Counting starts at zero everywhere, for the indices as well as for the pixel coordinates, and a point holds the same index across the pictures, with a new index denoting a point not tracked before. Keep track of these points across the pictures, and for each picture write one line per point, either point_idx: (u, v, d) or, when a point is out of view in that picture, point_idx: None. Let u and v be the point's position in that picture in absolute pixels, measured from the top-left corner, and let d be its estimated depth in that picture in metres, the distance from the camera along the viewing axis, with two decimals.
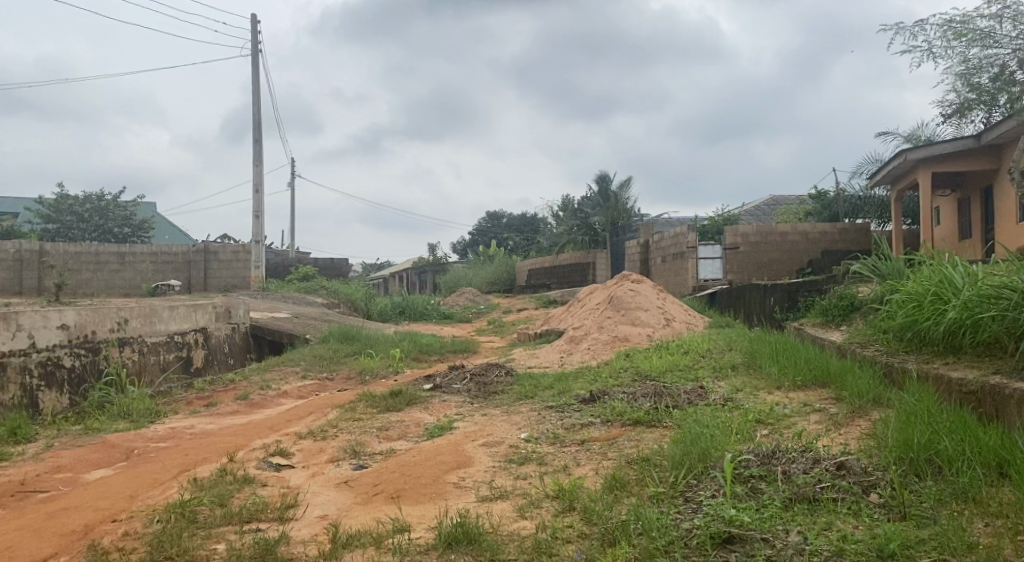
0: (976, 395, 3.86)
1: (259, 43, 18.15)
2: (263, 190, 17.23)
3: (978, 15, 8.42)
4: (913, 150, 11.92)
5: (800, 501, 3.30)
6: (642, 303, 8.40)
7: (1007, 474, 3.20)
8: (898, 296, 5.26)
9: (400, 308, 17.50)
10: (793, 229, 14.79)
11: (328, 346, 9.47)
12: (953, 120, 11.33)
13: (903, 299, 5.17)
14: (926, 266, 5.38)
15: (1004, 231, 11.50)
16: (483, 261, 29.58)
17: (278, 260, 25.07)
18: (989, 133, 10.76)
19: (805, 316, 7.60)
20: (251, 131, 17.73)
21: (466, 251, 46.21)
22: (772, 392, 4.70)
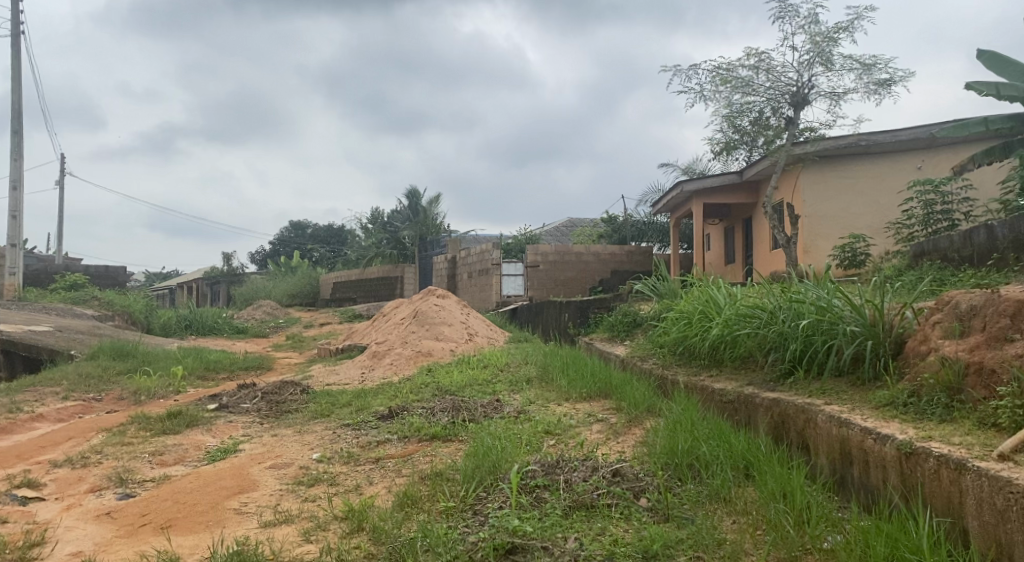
0: (733, 404, 4.47)
1: (23, 22, 16.12)
2: (21, 188, 15.34)
3: (739, 65, 9.55)
4: (690, 181, 13.13)
5: (578, 509, 3.50)
6: (446, 318, 8.52)
7: (751, 475, 3.61)
8: (673, 313, 5.78)
9: (186, 322, 16.36)
10: (586, 250, 15.76)
11: (98, 364, 8.59)
12: (721, 156, 12.79)
13: (676, 317, 5.70)
14: (696, 286, 5.97)
15: (761, 259, 12.95)
16: (284, 272, 28.54)
17: (41, 266, 22.29)
18: (750, 169, 12.30)
19: (595, 331, 8.09)
20: (10, 121, 15.72)
21: (266, 260, 44.21)
22: (561, 404, 4.91)
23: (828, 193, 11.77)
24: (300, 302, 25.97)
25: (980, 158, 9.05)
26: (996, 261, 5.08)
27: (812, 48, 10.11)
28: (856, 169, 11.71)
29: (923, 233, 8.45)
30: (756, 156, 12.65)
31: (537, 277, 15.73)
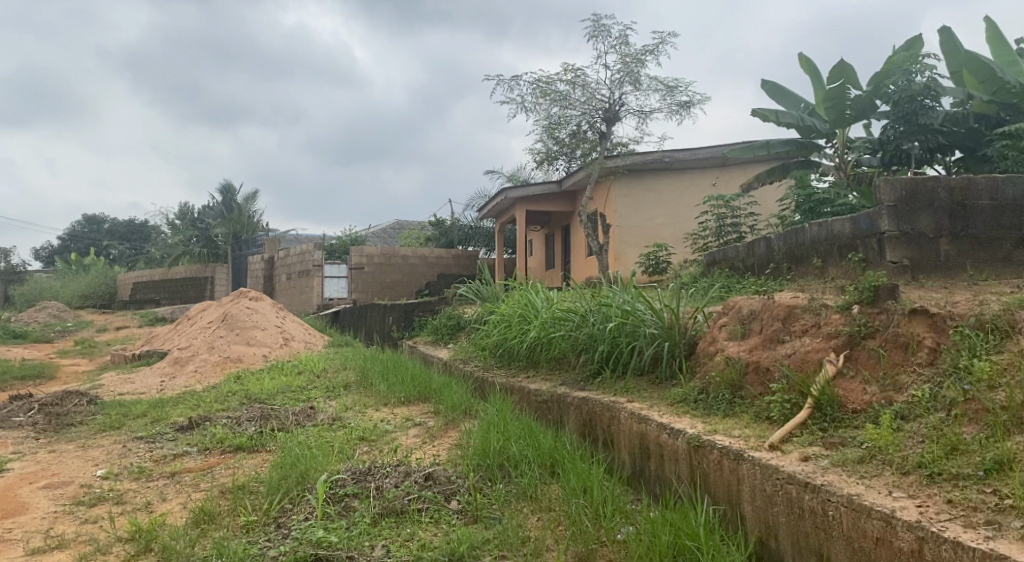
0: (546, 404, 4.70)
1: None
2: None
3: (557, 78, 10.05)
4: (514, 189, 13.41)
5: (388, 516, 3.44)
6: (259, 322, 8.18)
7: (556, 472, 3.74)
8: (494, 317, 5.99)
9: None
10: (413, 254, 16.00)
11: None
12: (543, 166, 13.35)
13: (497, 320, 5.92)
14: (517, 290, 6.22)
15: (578, 266, 13.65)
16: (74, 271, 25.95)
17: None
18: (569, 179, 12.97)
19: (418, 335, 8.14)
20: None
21: (53, 258, 40.04)
22: (379, 409, 4.84)
23: (636, 204, 12.56)
24: (93, 303, 23.83)
25: (763, 177, 10.24)
26: (773, 270, 5.66)
27: (623, 69, 10.80)
28: (660, 182, 12.59)
29: (715, 244, 9.27)
30: (574, 167, 13.36)
31: (361, 279, 15.61)
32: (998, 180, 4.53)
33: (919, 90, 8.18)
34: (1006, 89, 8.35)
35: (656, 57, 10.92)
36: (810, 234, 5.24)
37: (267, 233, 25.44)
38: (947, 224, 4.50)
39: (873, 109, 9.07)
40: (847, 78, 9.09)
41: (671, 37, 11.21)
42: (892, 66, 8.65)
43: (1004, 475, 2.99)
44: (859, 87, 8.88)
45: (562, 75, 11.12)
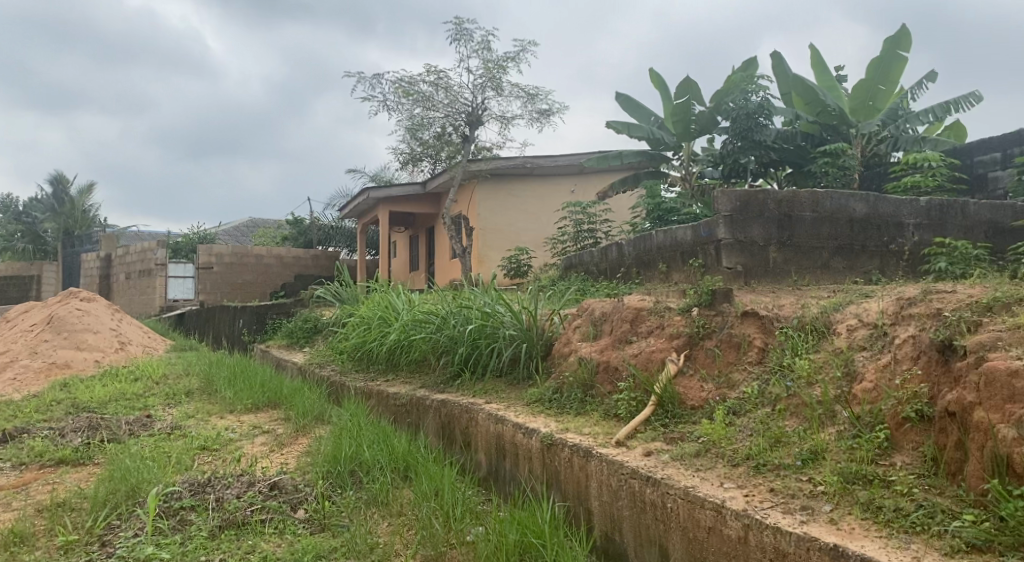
0: (405, 408, 4.67)
1: None
2: None
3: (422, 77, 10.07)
4: (375, 188, 13.22)
5: (228, 528, 3.26)
6: (91, 325, 7.59)
7: (409, 476, 3.71)
8: (353, 319, 5.95)
9: None
10: (268, 253, 15.67)
11: None
12: (407, 167, 13.33)
13: (356, 323, 5.87)
14: (377, 292, 6.23)
15: (443, 269, 13.74)
16: None
17: None
18: (433, 181, 13.04)
19: (273, 338, 7.94)
20: None
21: None
22: (223, 416, 4.62)
23: (499, 208, 12.80)
24: None
25: (617, 186, 10.69)
26: (624, 274, 5.94)
27: (485, 74, 10.97)
28: (523, 189, 12.96)
29: (572, 248, 9.56)
30: (439, 169, 13.46)
31: (209, 279, 15.24)
32: (818, 195, 4.95)
33: (754, 110, 8.78)
34: (828, 111, 9.05)
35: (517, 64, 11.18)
36: (657, 240, 5.52)
37: (106, 230, 23.69)
38: (775, 234, 4.86)
39: (713, 125, 9.70)
40: (691, 95, 9.66)
41: (533, 46, 11.51)
42: (731, 85, 9.22)
43: (817, 464, 3.31)
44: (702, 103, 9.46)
45: (425, 77, 11.14)
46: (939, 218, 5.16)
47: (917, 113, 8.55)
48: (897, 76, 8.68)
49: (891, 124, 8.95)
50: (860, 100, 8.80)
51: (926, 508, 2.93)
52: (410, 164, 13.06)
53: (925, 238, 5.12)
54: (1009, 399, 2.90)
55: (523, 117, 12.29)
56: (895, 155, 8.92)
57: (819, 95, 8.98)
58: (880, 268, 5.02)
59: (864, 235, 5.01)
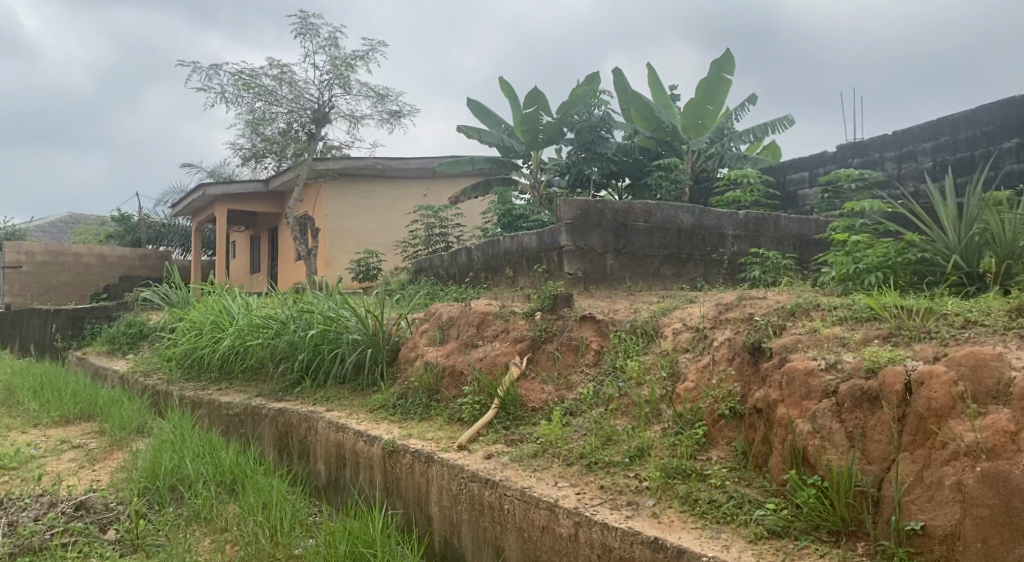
0: (239, 417, 4.52)
1: None
2: None
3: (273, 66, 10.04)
4: (213, 184, 12.81)
5: (22, 555, 2.94)
6: None
7: (236, 489, 3.53)
8: (183, 324, 5.75)
9: None
10: (87, 252, 15.08)
11: None
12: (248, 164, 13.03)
13: (187, 328, 5.66)
14: (210, 297, 6.02)
15: (289, 272, 13.61)
16: None
17: None
18: (277, 178, 12.86)
19: (90, 345, 7.52)
20: None
21: None
22: (24, 432, 4.20)
23: (347, 209, 12.72)
24: None
25: (467, 192, 10.75)
26: (473, 279, 6.02)
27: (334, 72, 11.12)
28: (372, 190, 12.92)
29: (424, 252, 9.56)
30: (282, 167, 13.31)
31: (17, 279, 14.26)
32: (650, 206, 5.23)
33: (597, 123, 9.15)
34: (663, 127, 9.50)
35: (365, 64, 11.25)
36: (503, 246, 5.63)
37: None
38: (612, 242, 5.09)
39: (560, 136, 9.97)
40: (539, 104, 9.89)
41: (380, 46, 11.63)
42: (576, 98, 9.47)
43: (644, 461, 3.47)
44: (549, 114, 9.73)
45: (270, 72, 10.89)
46: (754, 229, 5.58)
47: (739, 133, 9.14)
48: (719, 96, 9.34)
49: (717, 142, 9.44)
50: (692, 119, 9.39)
51: (736, 498, 3.17)
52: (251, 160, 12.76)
53: (743, 248, 5.52)
54: (805, 396, 3.22)
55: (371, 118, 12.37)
56: (720, 171, 9.43)
57: (654, 112, 9.45)
58: (704, 276, 5.36)
59: (691, 245, 5.35)
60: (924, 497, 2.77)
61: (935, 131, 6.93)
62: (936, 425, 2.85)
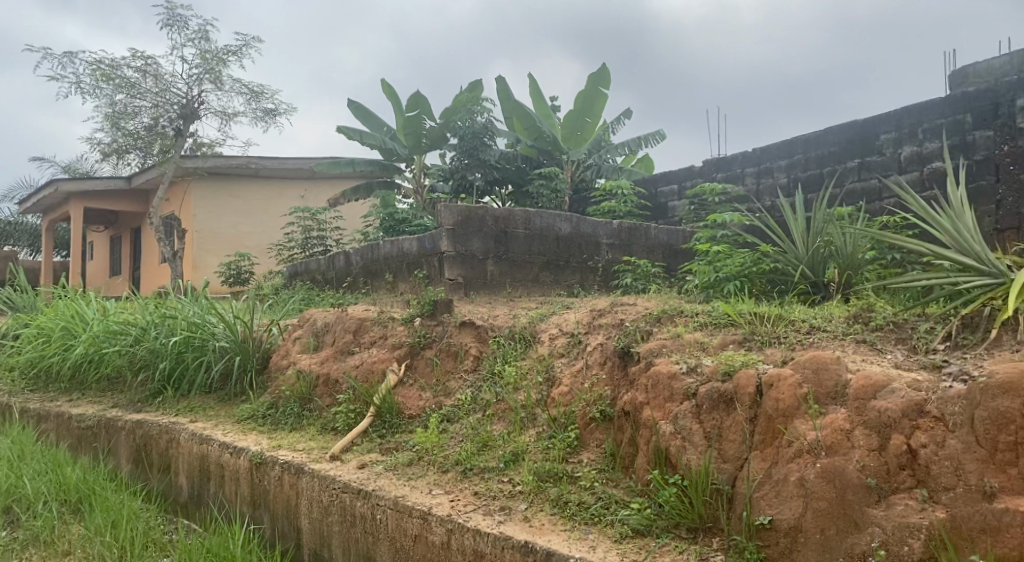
0: (92, 430, 4.32)
1: None
2: None
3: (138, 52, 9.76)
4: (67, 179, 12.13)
5: None
6: None
7: (82, 510, 3.31)
8: (29, 330, 5.40)
9: None
10: None
11: None
12: (110, 160, 12.41)
13: (34, 334, 5.33)
14: (60, 299, 5.67)
15: (150, 276, 13.09)
16: None
17: None
18: (142, 175, 12.33)
19: None
20: None
21: None
22: None
23: (216, 209, 12.53)
24: None
25: (349, 195, 10.52)
26: (351, 283, 5.93)
27: (202, 64, 10.93)
28: (244, 190, 12.80)
29: (300, 256, 9.29)
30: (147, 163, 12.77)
31: None
32: (530, 213, 5.32)
33: (479, 130, 9.26)
34: (543, 137, 9.50)
35: (238, 59, 10.90)
36: (383, 250, 5.56)
37: None
38: (492, 248, 5.14)
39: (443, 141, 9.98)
40: (422, 108, 9.85)
41: (255, 42, 11.32)
42: (459, 104, 9.50)
43: (517, 465, 3.51)
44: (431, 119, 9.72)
45: (134, 62, 10.31)
46: (626, 237, 5.78)
47: (616, 145, 9.44)
48: (599, 109, 9.24)
49: (594, 154, 9.80)
50: (571, 129, 9.21)
51: (603, 499, 3.25)
52: (114, 156, 12.17)
53: (616, 256, 5.73)
54: (668, 399, 3.37)
55: (244, 115, 11.98)
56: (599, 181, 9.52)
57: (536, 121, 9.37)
58: (581, 283, 5.50)
59: (568, 252, 5.48)
60: (772, 492, 2.95)
61: (790, 148, 6.50)
62: (783, 424, 3.05)
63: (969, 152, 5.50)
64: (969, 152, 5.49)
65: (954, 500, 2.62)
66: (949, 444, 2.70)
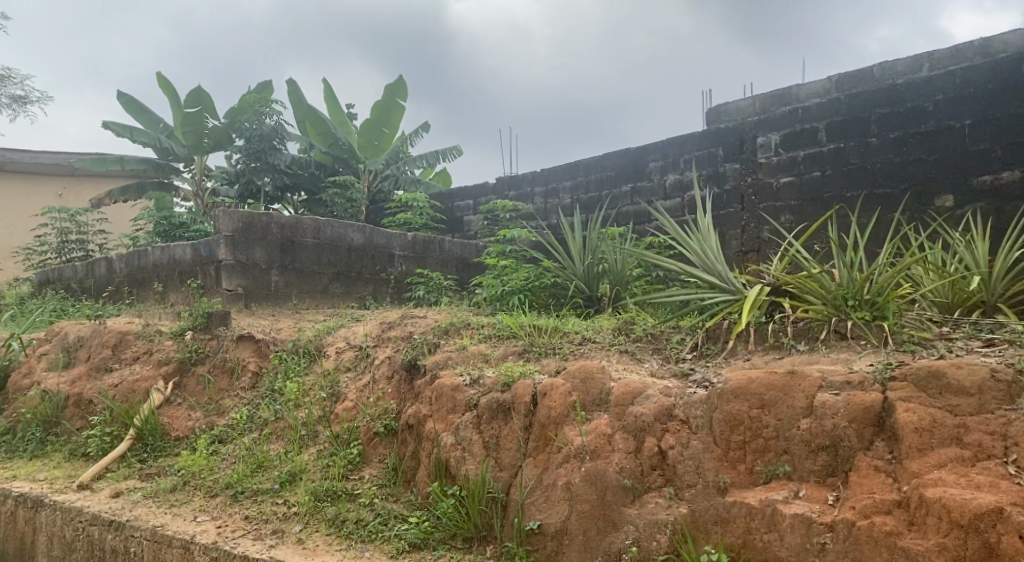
0: None
1: None
2: None
3: None
4: None
5: None
6: None
7: None
8: None
9: None
10: None
11: None
12: None
13: None
14: None
15: None
16: None
17: None
18: None
19: None
20: None
21: None
22: None
23: None
24: None
25: (117, 195, 9.67)
26: (112, 294, 5.51)
27: None
28: None
29: (55, 260, 8.31)
30: None
31: None
32: (320, 222, 5.20)
33: (269, 132, 8.88)
34: (339, 144, 9.24)
35: None
36: (153, 257, 5.21)
37: None
38: (277, 257, 4.99)
39: (230, 142, 9.46)
40: (205, 106, 9.15)
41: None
42: (245, 104, 8.96)
43: (294, 486, 3.36)
44: (214, 118, 9.13)
45: None
46: (421, 250, 5.82)
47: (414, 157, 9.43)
48: (397, 119, 9.31)
49: (393, 165, 9.43)
50: (368, 137, 9.16)
51: (381, 516, 3.20)
52: None
53: (410, 268, 5.75)
54: (450, 410, 3.40)
55: None
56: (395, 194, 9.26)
57: (330, 127, 9.18)
58: (373, 295, 5.48)
59: (361, 263, 5.43)
60: (542, 498, 3.06)
61: (572, 169, 6.52)
62: (554, 431, 3.19)
63: (720, 182, 5.67)
64: (719, 182, 5.66)
65: (694, 496, 2.88)
66: (692, 445, 2.97)
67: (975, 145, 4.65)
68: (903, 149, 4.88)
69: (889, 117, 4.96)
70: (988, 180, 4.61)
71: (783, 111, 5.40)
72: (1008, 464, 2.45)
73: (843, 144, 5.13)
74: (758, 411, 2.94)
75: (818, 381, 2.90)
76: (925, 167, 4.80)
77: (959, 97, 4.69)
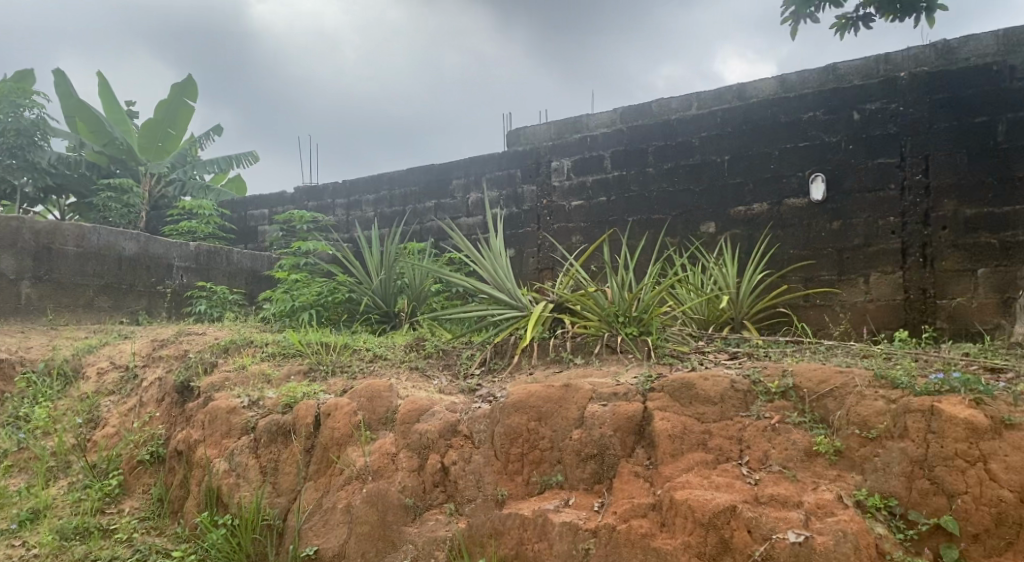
0: None
1: None
2: None
3: None
4: None
5: None
6: None
7: None
8: None
9: None
10: None
11: None
12: None
13: None
14: None
15: None
16: None
17: None
18: None
19: None
20: None
21: None
22: None
23: None
24: None
25: None
26: None
27: None
28: None
29: None
30: None
31: None
32: (84, 229, 4.95)
33: (27, 127, 7.91)
34: (116, 144, 8.64)
35: None
36: None
37: None
38: (29, 266, 4.69)
39: None
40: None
41: None
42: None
43: (35, 525, 3.02)
44: None
45: None
46: (203, 262, 5.65)
47: (203, 162, 8.87)
48: (187, 124, 8.68)
49: (180, 168, 9.01)
50: (149, 141, 8.48)
51: (141, 551, 2.94)
52: None
53: (192, 281, 5.57)
54: (225, 434, 3.21)
55: None
56: (180, 200, 8.74)
57: (104, 126, 8.52)
58: (147, 310, 5.24)
59: (134, 274, 5.20)
60: (320, 522, 2.96)
61: (376, 183, 6.51)
62: (337, 453, 3.09)
63: (517, 203, 5.90)
64: (516, 203, 5.89)
65: (473, 510, 2.88)
66: (473, 459, 2.98)
67: (733, 180, 5.12)
68: (675, 179, 5.30)
69: (664, 150, 5.37)
70: (741, 210, 5.06)
71: (574, 138, 5.72)
72: (742, 465, 2.70)
73: (625, 172, 5.50)
74: (535, 424, 3.02)
75: (589, 393, 3.05)
76: (692, 196, 5.22)
77: (721, 134, 5.17)
